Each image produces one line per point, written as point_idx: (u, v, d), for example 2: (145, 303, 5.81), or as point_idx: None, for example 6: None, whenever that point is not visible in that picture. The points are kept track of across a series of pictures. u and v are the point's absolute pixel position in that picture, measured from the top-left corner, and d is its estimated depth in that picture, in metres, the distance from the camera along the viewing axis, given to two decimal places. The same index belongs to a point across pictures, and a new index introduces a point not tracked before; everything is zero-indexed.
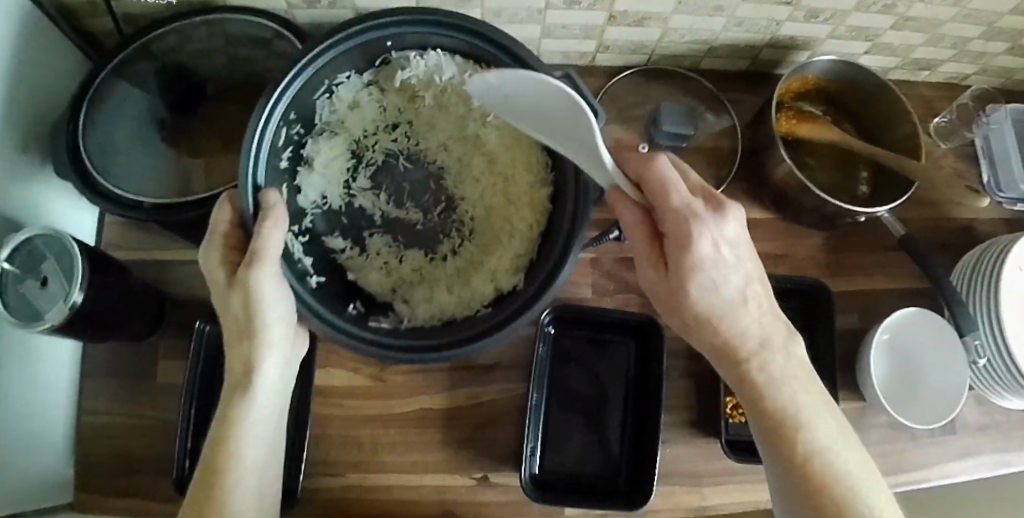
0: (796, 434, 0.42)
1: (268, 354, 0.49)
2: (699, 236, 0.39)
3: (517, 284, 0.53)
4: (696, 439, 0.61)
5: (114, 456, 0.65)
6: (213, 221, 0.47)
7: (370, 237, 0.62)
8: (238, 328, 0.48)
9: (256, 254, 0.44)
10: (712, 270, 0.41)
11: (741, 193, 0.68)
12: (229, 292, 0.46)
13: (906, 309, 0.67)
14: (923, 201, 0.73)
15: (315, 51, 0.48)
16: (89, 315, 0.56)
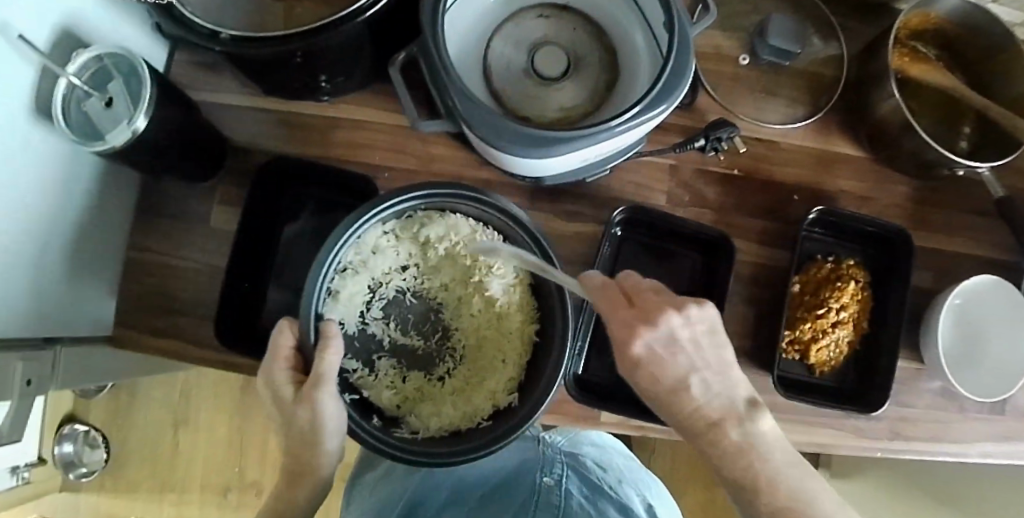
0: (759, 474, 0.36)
1: (318, 453, 0.41)
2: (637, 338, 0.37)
3: (516, 403, 0.48)
4: (745, 368, 0.59)
5: (152, 292, 0.64)
6: (272, 346, 0.41)
7: (378, 359, 0.52)
8: (302, 443, 0.41)
9: (316, 382, 0.39)
10: (675, 349, 0.38)
11: (838, 127, 0.64)
12: (292, 413, 0.40)
13: (984, 276, 0.61)
14: None
15: (366, 213, 0.44)
16: (157, 144, 0.53)
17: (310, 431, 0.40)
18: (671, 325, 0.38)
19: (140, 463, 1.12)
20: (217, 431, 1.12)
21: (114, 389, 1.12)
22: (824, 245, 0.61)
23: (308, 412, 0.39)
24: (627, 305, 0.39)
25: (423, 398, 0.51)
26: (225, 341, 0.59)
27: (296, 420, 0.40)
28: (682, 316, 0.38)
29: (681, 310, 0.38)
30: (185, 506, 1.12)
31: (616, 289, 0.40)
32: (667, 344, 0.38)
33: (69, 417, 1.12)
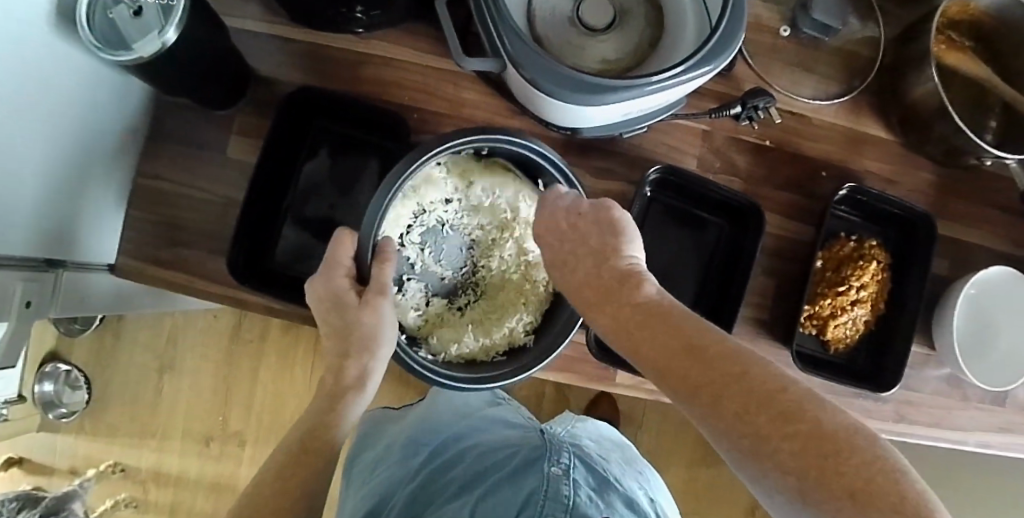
0: (725, 357, 0.27)
1: (371, 359, 0.44)
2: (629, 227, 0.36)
3: (533, 342, 0.51)
4: (761, 340, 0.59)
5: (160, 220, 0.62)
6: (330, 257, 0.44)
7: (408, 281, 0.53)
8: (358, 352, 0.43)
9: (379, 291, 0.44)
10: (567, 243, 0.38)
11: (870, 109, 0.64)
12: (351, 319, 0.43)
13: (998, 267, 0.61)
14: None
15: (438, 148, 0.44)
16: (179, 58, 0.50)
17: (362, 338, 0.43)
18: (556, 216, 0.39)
19: (123, 407, 1.10)
20: (203, 380, 1.10)
21: (99, 329, 1.09)
22: (848, 224, 0.62)
23: (371, 319, 0.43)
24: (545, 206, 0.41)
25: (444, 326, 0.54)
26: (237, 276, 0.56)
27: (356, 326, 0.43)
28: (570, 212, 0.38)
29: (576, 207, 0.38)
30: (167, 453, 1.10)
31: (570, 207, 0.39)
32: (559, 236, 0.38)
33: (52, 356, 1.10)
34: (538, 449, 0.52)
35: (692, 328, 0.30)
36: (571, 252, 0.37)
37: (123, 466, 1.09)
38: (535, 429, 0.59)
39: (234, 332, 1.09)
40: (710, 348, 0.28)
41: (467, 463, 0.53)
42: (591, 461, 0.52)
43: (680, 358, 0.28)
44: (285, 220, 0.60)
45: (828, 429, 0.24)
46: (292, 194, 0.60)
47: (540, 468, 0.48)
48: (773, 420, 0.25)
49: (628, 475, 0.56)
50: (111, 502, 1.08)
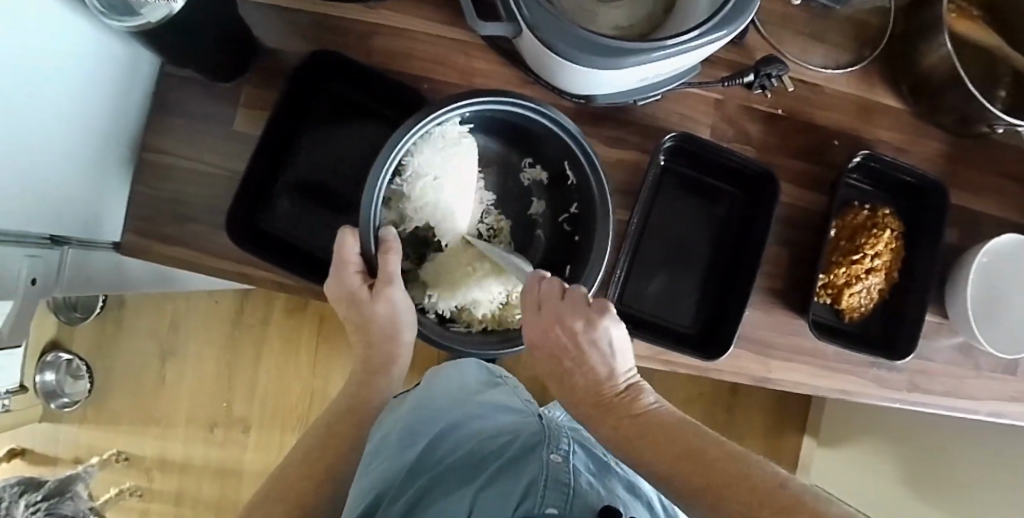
0: (717, 452, 0.34)
1: (395, 345, 0.51)
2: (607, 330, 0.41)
3: None
4: (776, 309, 0.59)
5: (166, 196, 0.61)
6: (338, 254, 0.47)
7: (428, 257, 0.57)
8: (382, 339, 0.50)
9: (388, 281, 0.47)
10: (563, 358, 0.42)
11: (882, 77, 0.63)
12: (368, 311, 0.49)
13: (1010, 235, 0.61)
14: None
15: (417, 126, 0.46)
16: (185, 25, 0.49)
17: (385, 324, 0.49)
18: (558, 336, 0.41)
19: (124, 395, 1.09)
20: (205, 367, 1.09)
21: (100, 317, 1.08)
22: (862, 193, 0.61)
23: (386, 307, 0.48)
24: (539, 307, 0.43)
25: None
26: (234, 237, 0.55)
27: (373, 317, 0.49)
28: (567, 330, 0.41)
29: (569, 325, 0.41)
30: (170, 440, 1.09)
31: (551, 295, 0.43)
32: (552, 349, 0.42)
33: (53, 345, 1.09)
34: (535, 439, 0.52)
35: (689, 436, 0.35)
36: (564, 365, 0.42)
37: (127, 454, 1.09)
38: (533, 416, 0.60)
39: (236, 318, 1.09)
40: (700, 447, 0.34)
41: (462, 455, 0.53)
42: (591, 452, 0.52)
43: (675, 460, 0.34)
44: (294, 195, 0.59)
45: (814, 508, 0.29)
46: (301, 168, 0.60)
47: (539, 456, 0.47)
48: (765, 503, 0.30)
49: (631, 461, 0.55)
50: (115, 490, 1.08)
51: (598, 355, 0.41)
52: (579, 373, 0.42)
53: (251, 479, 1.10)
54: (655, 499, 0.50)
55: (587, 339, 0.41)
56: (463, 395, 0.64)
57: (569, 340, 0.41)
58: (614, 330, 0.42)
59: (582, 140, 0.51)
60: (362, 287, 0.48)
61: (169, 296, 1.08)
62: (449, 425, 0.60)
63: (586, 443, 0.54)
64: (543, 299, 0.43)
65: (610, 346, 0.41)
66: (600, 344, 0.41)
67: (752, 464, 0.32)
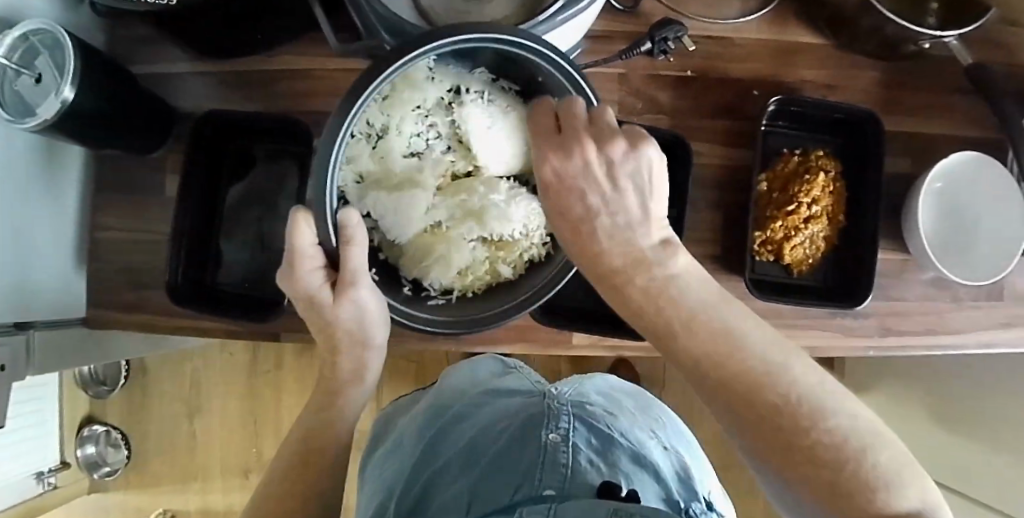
0: (740, 376, 0.27)
1: (366, 350, 0.51)
2: (645, 146, 0.30)
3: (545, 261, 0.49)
4: (718, 275, 0.57)
5: (121, 268, 0.64)
6: (288, 251, 0.42)
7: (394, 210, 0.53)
8: (351, 344, 0.50)
9: (351, 284, 0.44)
10: (588, 187, 0.31)
11: (796, 14, 0.59)
12: (329, 312, 0.46)
13: (965, 153, 0.57)
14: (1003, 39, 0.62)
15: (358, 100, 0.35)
16: (85, 113, 0.52)
17: (353, 328, 0.48)
18: (590, 160, 0.30)
19: (162, 455, 1.14)
20: (229, 415, 1.13)
21: (125, 387, 1.13)
22: (791, 139, 0.58)
23: (348, 309, 0.46)
24: (556, 130, 0.32)
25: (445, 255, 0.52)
26: (178, 299, 0.58)
27: (336, 318, 0.47)
28: (603, 156, 0.30)
29: (603, 142, 0.30)
30: (210, 491, 1.14)
31: (547, 126, 0.33)
32: (575, 182, 0.31)
33: (88, 418, 1.13)
34: (535, 419, 0.50)
35: (736, 362, 0.27)
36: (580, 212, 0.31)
37: (172, 511, 1.14)
38: (537, 395, 0.56)
39: (252, 365, 1.12)
40: (750, 374, 0.27)
41: (466, 440, 0.51)
42: (599, 426, 0.50)
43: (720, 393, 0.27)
44: (232, 244, 0.62)
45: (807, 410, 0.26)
46: (232, 217, 0.62)
47: (537, 437, 0.46)
48: (764, 420, 0.26)
49: (641, 437, 0.53)
50: None
51: (632, 195, 0.31)
52: (602, 215, 0.31)
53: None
54: (662, 467, 0.49)
55: (627, 168, 0.30)
56: (460, 391, 0.62)
57: (599, 169, 0.30)
58: (646, 162, 0.31)
59: (581, 78, 0.37)
60: (323, 287, 0.45)
61: (186, 357, 1.12)
62: (455, 415, 0.57)
63: (595, 422, 0.50)
64: (565, 127, 0.32)
65: (651, 181, 0.31)
66: (627, 174, 0.30)
67: (878, 449, 0.25)
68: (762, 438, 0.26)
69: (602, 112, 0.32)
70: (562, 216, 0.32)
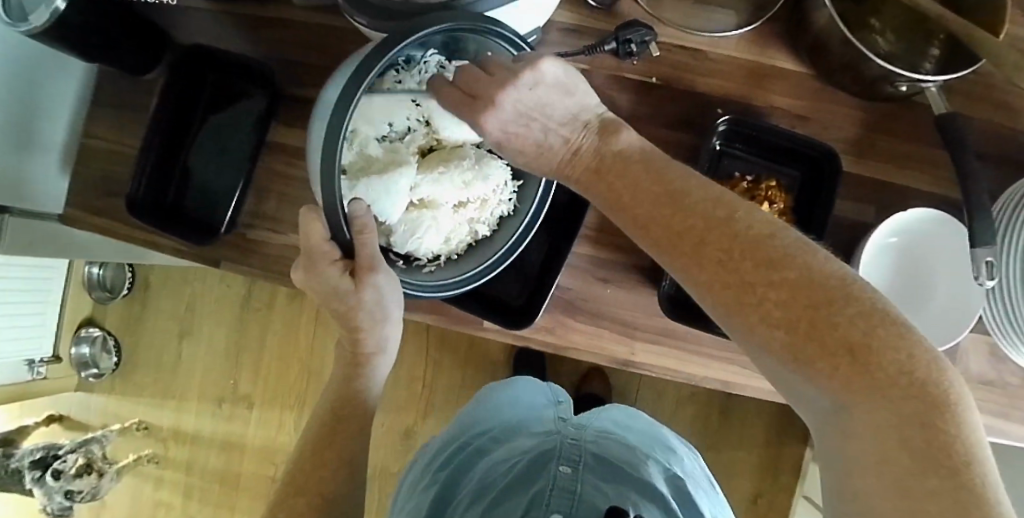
0: (726, 228, 0.30)
1: (384, 326, 0.51)
2: (540, 61, 0.36)
3: (509, 214, 0.51)
4: (640, 288, 0.56)
5: (96, 176, 0.67)
6: (307, 238, 0.43)
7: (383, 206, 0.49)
8: (372, 323, 0.50)
9: (371, 266, 0.44)
10: (532, 120, 0.37)
11: (783, 38, 0.57)
12: (352, 298, 0.46)
13: (928, 212, 0.55)
14: (997, 99, 0.59)
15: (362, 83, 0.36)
16: (75, 27, 0.54)
17: (373, 308, 0.48)
18: (514, 99, 0.36)
19: (148, 369, 1.13)
20: (217, 346, 1.11)
21: (126, 298, 1.12)
22: (746, 164, 0.57)
23: (373, 292, 0.46)
24: (473, 96, 0.37)
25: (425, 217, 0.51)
26: (134, 211, 0.62)
27: (360, 302, 0.47)
28: (523, 86, 0.35)
29: (517, 81, 0.35)
30: (185, 413, 1.12)
31: (463, 90, 0.37)
32: (523, 117, 0.37)
33: (88, 320, 1.13)
34: (548, 452, 0.52)
35: (735, 227, 0.30)
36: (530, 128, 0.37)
37: (146, 424, 1.12)
38: (555, 427, 0.59)
39: (241, 304, 1.10)
40: (744, 237, 0.30)
41: (485, 470, 0.54)
42: (608, 457, 0.52)
43: (725, 278, 0.30)
44: (196, 172, 0.64)
45: (815, 273, 0.28)
46: (201, 147, 0.64)
47: (548, 469, 0.50)
48: (759, 266, 0.29)
49: (651, 461, 0.54)
50: (134, 456, 1.12)
51: (559, 101, 0.37)
52: (550, 134, 0.37)
53: (253, 457, 1.11)
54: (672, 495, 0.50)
55: (541, 87, 0.36)
56: (483, 413, 0.65)
57: (525, 101, 0.36)
58: (555, 75, 0.37)
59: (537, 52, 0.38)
60: (343, 277, 0.45)
61: (186, 279, 1.10)
62: (477, 443, 0.60)
63: (605, 454, 0.52)
64: (473, 88, 0.36)
65: (564, 85, 0.37)
66: (542, 92, 0.36)
67: (894, 320, 0.27)
68: (777, 322, 0.29)
69: (491, 60, 0.37)
70: (538, 160, 0.38)
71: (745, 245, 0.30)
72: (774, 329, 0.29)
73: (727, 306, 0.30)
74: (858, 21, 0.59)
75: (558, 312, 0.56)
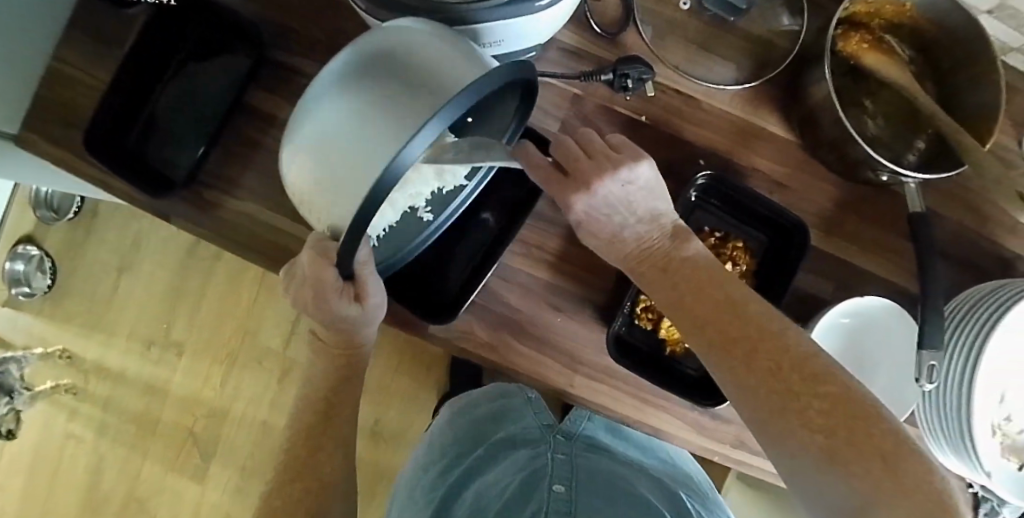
0: (772, 347, 0.38)
1: (367, 330, 0.49)
2: (641, 163, 0.43)
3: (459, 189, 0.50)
4: (592, 323, 0.56)
5: (58, 101, 0.63)
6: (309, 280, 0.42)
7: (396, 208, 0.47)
8: (356, 332, 0.48)
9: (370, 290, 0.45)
10: (616, 212, 0.44)
11: (775, 102, 0.57)
12: (356, 321, 0.46)
13: (880, 300, 0.56)
14: (967, 205, 0.61)
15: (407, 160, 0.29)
16: None
17: (369, 322, 0.47)
18: (607, 189, 0.42)
19: (80, 297, 1.05)
20: (155, 290, 1.03)
21: (72, 221, 1.04)
22: (718, 220, 0.57)
23: (367, 307, 0.45)
24: (571, 177, 0.43)
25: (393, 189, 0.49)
26: (91, 146, 0.57)
27: (361, 322, 0.46)
28: (618, 181, 0.43)
29: (618, 175, 0.42)
30: (110, 351, 1.05)
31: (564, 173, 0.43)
32: (608, 208, 0.43)
33: (27, 238, 1.06)
34: (541, 476, 0.58)
35: (788, 344, 0.38)
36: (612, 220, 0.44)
37: (70, 353, 1.05)
38: (544, 447, 0.63)
39: (188, 251, 1.03)
40: (792, 356, 0.37)
41: (483, 493, 0.58)
42: (597, 472, 0.59)
43: (778, 390, 0.37)
44: (162, 115, 0.61)
45: (853, 392, 0.36)
46: (172, 91, 0.61)
47: (545, 491, 0.56)
48: (808, 381, 0.36)
49: (637, 478, 0.59)
50: (51, 384, 1.05)
51: (642, 200, 0.44)
52: (631, 228, 0.44)
53: (174, 404, 1.04)
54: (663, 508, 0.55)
55: (631, 184, 0.43)
56: (464, 436, 0.66)
57: (617, 193, 0.43)
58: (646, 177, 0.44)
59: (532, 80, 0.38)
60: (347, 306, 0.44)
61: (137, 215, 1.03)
62: (468, 469, 0.62)
63: (595, 479, 0.57)
64: (574, 171, 0.43)
65: (650, 184, 0.44)
66: (632, 190, 0.43)
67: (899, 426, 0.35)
68: (818, 428, 0.35)
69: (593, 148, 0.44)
70: (611, 247, 0.45)
71: (798, 363, 0.37)
72: (813, 434, 0.35)
73: (776, 409, 0.36)
74: (852, 101, 0.60)
75: (505, 332, 0.55)
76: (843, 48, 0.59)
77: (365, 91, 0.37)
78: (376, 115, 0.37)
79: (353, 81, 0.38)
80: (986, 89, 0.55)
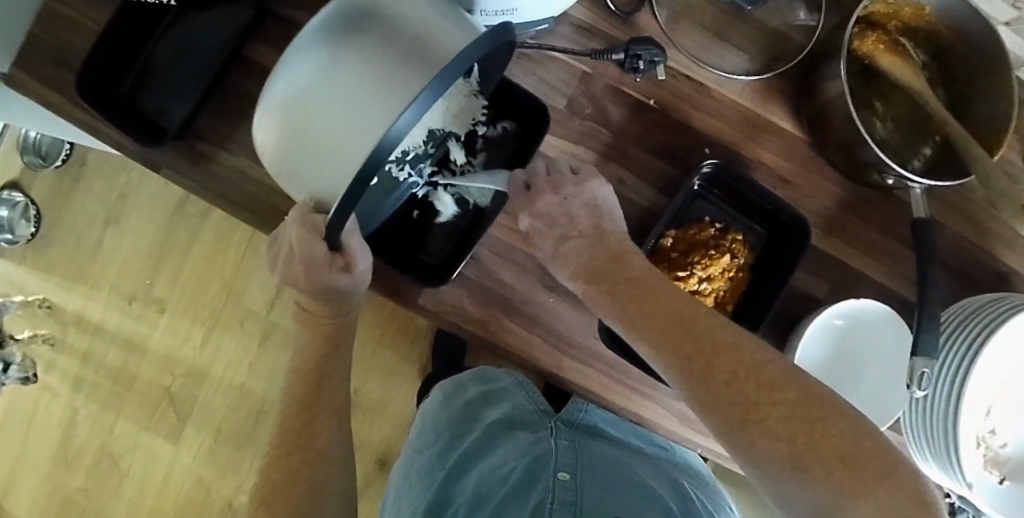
0: (719, 348, 0.37)
1: (351, 300, 0.47)
2: (592, 182, 0.49)
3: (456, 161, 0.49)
4: (583, 306, 0.55)
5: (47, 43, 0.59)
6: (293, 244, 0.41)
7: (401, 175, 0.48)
8: (339, 300, 0.46)
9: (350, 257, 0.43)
10: (560, 223, 0.47)
11: (785, 98, 0.56)
12: (338, 288, 0.44)
13: (875, 305, 0.55)
14: (968, 216, 0.60)
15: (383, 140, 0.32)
16: None
17: (348, 294, 0.46)
18: (551, 202, 0.47)
19: (63, 248, 1.03)
20: (140, 247, 1.02)
21: (59, 169, 1.02)
22: (720, 212, 0.56)
23: (348, 277, 0.44)
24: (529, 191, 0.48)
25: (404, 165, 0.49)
26: (80, 86, 0.55)
27: (341, 290, 0.45)
28: (559, 194, 0.47)
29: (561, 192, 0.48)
30: (90, 304, 1.03)
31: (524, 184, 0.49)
32: (552, 219, 0.48)
33: (13, 184, 1.04)
34: (540, 459, 0.51)
35: (740, 353, 0.37)
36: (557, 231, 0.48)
37: (49, 304, 1.03)
38: (543, 430, 0.58)
39: (175, 207, 1.01)
40: (748, 363, 0.36)
41: (474, 480, 0.52)
42: (600, 461, 0.51)
43: (731, 397, 0.35)
44: (157, 62, 0.59)
45: (814, 394, 0.35)
46: (168, 39, 0.59)
47: (547, 477, 0.48)
48: (761, 388, 0.35)
49: (640, 466, 0.53)
50: (29, 333, 1.03)
51: (590, 216, 0.48)
52: (578, 240, 0.47)
53: (152, 362, 1.03)
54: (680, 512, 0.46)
55: (578, 202, 0.48)
56: (453, 421, 0.63)
57: (562, 206, 0.48)
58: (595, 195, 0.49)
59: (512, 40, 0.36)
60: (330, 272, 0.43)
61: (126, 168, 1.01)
62: (462, 453, 0.57)
63: (600, 463, 0.51)
64: (531, 184, 0.48)
65: (598, 204, 0.49)
66: (579, 206, 0.48)
67: (867, 432, 0.34)
68: (778, 435, 0.34)
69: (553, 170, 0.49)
70: (555, 259, 0.48)
71: (755, 370, 0.36)
72: (775, 442, 0.34)
73: (735, 416, 0.35)
74: (864, 101, 0.59)
75: (494, 308, 0.54)
76: (859, 47, 0.57)
77: (346, 53, 0.35)
78: (359, 80, 0.35)
79: (331, 40, 0.36)
80: (998, 100, 0.55)
